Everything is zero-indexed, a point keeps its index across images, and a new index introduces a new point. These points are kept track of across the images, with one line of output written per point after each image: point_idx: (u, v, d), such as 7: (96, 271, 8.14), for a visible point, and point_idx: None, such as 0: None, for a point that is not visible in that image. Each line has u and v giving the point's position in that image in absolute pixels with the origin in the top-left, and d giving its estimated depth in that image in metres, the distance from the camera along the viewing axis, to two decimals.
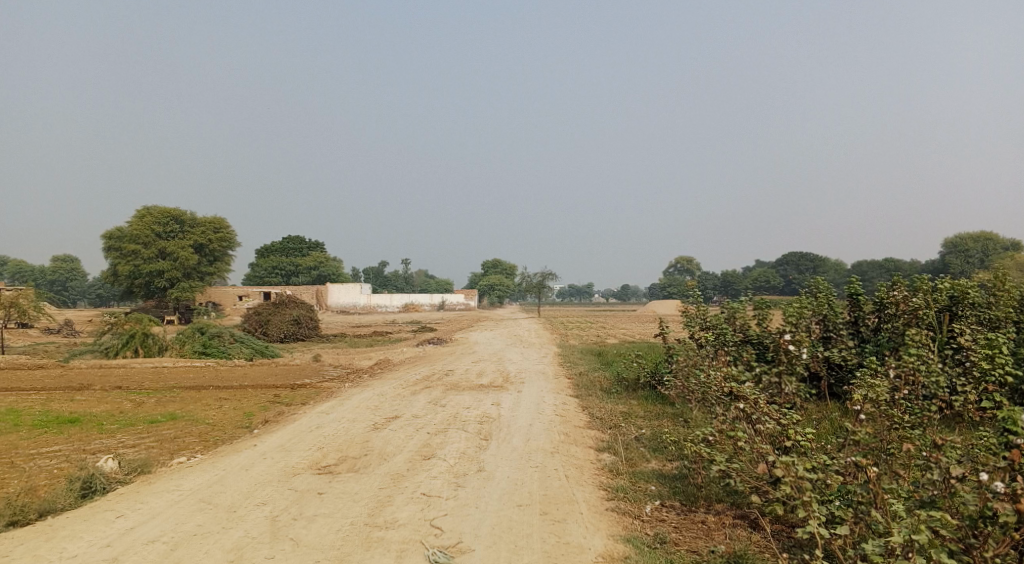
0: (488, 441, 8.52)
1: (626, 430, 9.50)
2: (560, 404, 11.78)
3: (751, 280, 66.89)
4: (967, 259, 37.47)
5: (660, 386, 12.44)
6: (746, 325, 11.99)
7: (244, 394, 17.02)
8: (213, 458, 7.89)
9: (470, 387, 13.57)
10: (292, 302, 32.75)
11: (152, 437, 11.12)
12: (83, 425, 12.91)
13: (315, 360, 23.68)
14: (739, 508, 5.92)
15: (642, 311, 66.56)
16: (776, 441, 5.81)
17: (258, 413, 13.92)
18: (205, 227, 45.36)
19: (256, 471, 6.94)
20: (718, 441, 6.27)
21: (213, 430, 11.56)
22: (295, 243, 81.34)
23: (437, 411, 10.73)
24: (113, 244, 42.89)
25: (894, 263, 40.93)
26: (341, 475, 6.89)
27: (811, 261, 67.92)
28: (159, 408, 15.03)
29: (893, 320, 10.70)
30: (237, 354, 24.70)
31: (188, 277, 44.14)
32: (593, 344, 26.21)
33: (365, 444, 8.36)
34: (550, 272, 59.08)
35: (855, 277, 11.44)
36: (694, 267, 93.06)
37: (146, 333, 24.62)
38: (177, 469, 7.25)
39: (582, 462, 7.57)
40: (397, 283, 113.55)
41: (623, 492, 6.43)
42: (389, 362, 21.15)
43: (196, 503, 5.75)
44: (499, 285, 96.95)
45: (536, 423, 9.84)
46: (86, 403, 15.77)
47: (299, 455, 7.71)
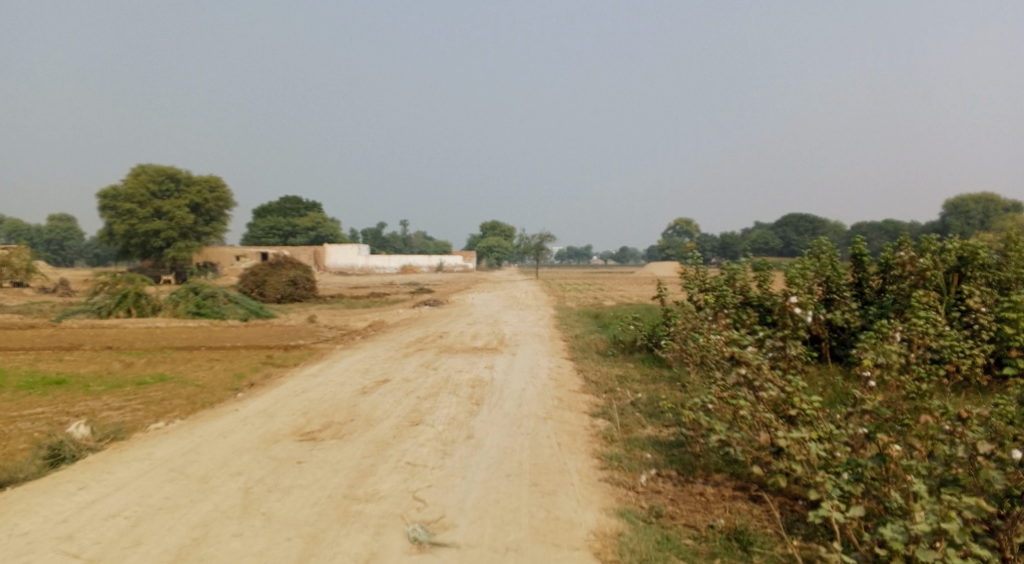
0: (479, 407, 8.25)
1: (622, 395, 9.22)
2: (556, 367, 11.49)
3: (749, 242, 66.32)
4: (967, 220, 36.84)
5: (657, 349, 12.15)
6: (746, 287, 11.62)
7: (237, 355, 16.77)
8: (192, 423, 7.60)
9: (464, 350, 13.31)
10: (289, 263, 32.24)
11: (138, 399, 10.86)
12: (71, 386, 12.68)
13: (310, 321, 23.41)
14: (740, 480, 5.65)
15: (642, 273, 66.21)
16: (779, 409, 5.50)
17: (249, 374, 13.68)
18: (201, 186, 44.47)
19: (234, 438, 6.64)
20: (717, 409, 5.97)
21: (202, 393, 11.30)
22: (293, 203, 80.59)
23: (428, 375, 10.46)
24: (106, 203, 42.22)
25: (895, 225, 40.41)
26: (323, 442, 6.58)
27: (812, 222, 67.27)
28: (149, 369, 14.80)
29: (899, 282, 10.28)
30: (231, 315, 24.42)
31: (184, 237, 43.59)
32: (590, 306, 25.96)
33: (351, 409, 8.07)
34: (548, 234, 58.50)
35: (860, 237, 11.02)
36: (692, 230, 92.42)
37: (139, 293, 24.26)
38: (153, 436, 6.95)
39: (575, 429, 7.28)
40: (396, 244, 112.88)
41: (618, 461, 6.14)
42: (383, 324, 20.90)
43: (166, 474, 5.46)
44: (497, 246, 96.43)
45: (530, 388, 9.55)
46: (76, 363, 15.53)
47: (281, 421, 7.41)
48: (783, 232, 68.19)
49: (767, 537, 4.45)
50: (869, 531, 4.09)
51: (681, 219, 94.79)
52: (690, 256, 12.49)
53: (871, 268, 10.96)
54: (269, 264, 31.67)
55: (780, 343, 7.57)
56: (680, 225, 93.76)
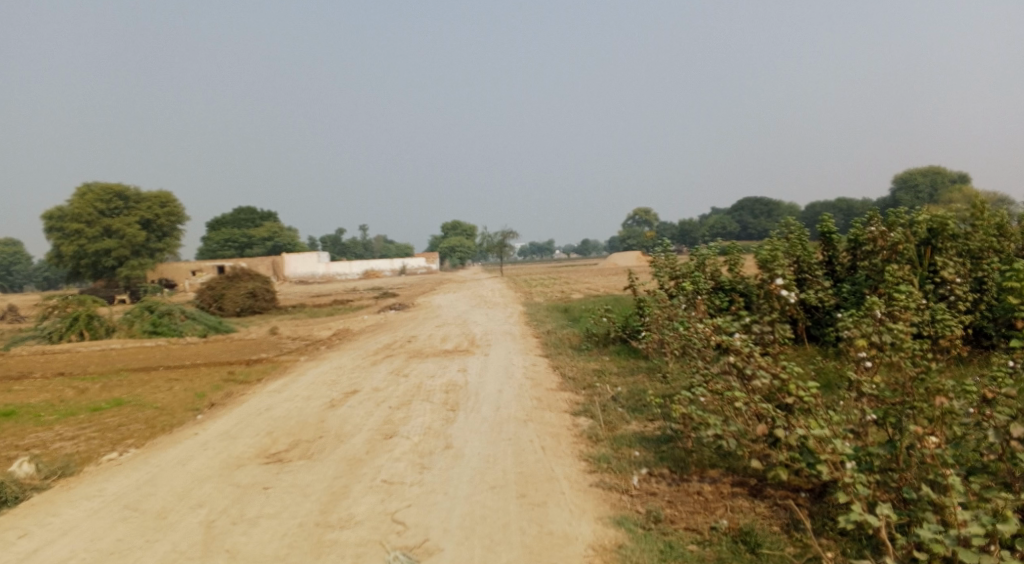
0: (456, 413, 7.85)
1: (602, 390, 8.93)
2: (531, 365, 11.14)
3: (709, 228, 67.19)
4: (915, 195, 37.79)
5: (633, 339, 11.94)
6: (717, 272, 11.51)
7: (197, 373, 15.96)
8: (147, 451, 7.01)
9: (435, 354, 12.86)
10: (247, 274, 31.16)
11: (92, 428, 10.13)
12: (17, 418, 11.82)
13: (273, 333, 22.60)
14: (737, 475, 5.41)
15: (606, 264, 66.58)
16: (774, 398, 5.28)
17: (212, 393, 12.99)
18: (151, 201, 42.79)
19: (194, 466, 6.11)
20: (710, 402, 5.71)
21: (161, 415, 10.63)
22: (249, 214, 78.53)
23: (399, 382, 10.01)
24: (52, 223, 40.28)
25: (848, 204, 41.37)
26: (291, 464, 6.10)
27: (766, 205, 68.71)
28: (103, 394, 13.94)
29: (871, 257, 10.24)
30: (190, 331, 23.42)
31: (137, 254, 41.87)
32: (558, 300, 25.74)
33: (319, 425, 7.58)
34: (511, 230, 58.19)
35: (828, 214, 10.95)
36: (652, 219, 93.63)
37: (90, 315, 23.04)
38: (104, 468, 6.36)
39: (558, 430, 6.96)
40: (357, 250, 111.03)
41: (606, 462, 5.83)
42: (349, 331, 20.27)
43: (118, 512, 4.92)
44: (461, 246, 95.77)
45: (507, 389, 9.19)
46: (22, 393, 14.54)
47: (244, 443, 6.89)
48: (739, 216, 69.34)
49: (775, 536, 4.20)
50: (897, 531, 3.91)
51: (642, 209, 95.67)
52: (658, 245, 12.30)
53: (840, 246, 10.94)
54: (227, 277, 30.55)
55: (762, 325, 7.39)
56: (640, 215, 94.91)
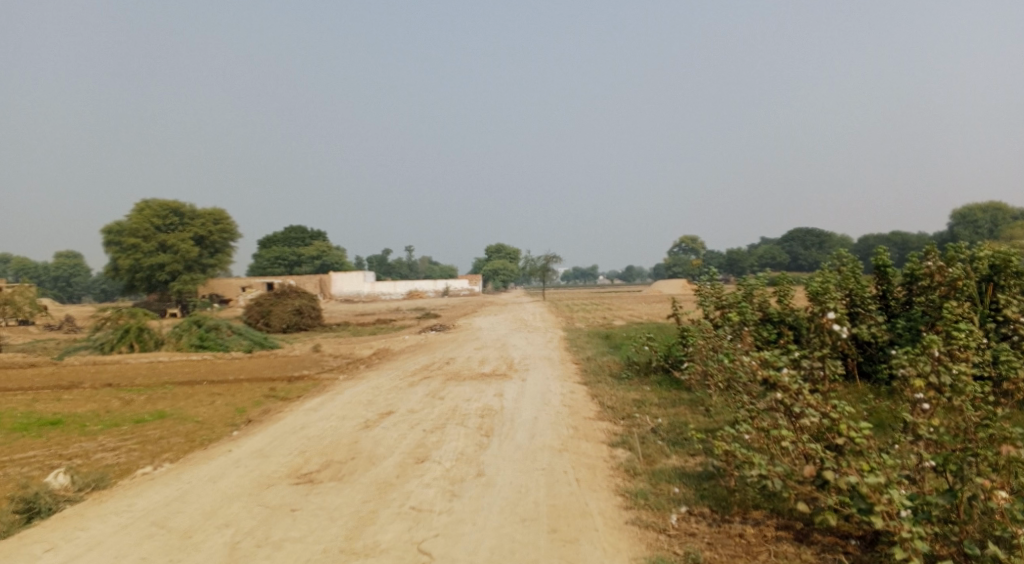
0: (490, 439, 7.70)
1: (642, 422, 8.63)
2: (568, 393, 10.88)
3: (756, 258, 65.61)
4: (976, 229, 36.08)
5: (676, 370, 11.59)
6: (765, 302, 11.13)
7: (239, 388, 16.25)
8: (182, 466, 7.07)
9: (472, 377, 12.75)
10: (294, 292, 31.86)
11: (134, 439, 10.34)
12: (64, 427, 12.19)
13: (315, 351, 22.92)
14: (782, 518, 5.05)
15: (649, 291, 65.68)
16: (824, 438, 4.95)
17: (251, 408, 13.16)
18: (205, 218, 44.37)
19: (226, 483, 6.12)
20: (756, 441, 5.38)
21: (200, 430, 10.79)
22: (299, 233, 80.69)
23: (435, 404, 9.92)
24: (112, 238, 42.15)
25: (902, 237, 39.84)
26: (321, 486, 6.05)
27: (817, 235, 66.81)
28: (148, 406, 14.29)
29: (927, 293, 9.73)
30: (235, 346, 23.96)
31: (190, 270, 43.35)
32: (599, 326, 25.39)
33: (353, 446, 7.53)
34: (553, 255, 58.03)
35: (883, 246, 10.45)
36: (697, 247, 92.24)
37: (141, 327, 23.83)
38: (137, 482, 6.44)
39: (594, 462, 6.72)
40: (401, 270, 112.59)
41: (644, 498, 5.57)
42: (388, 351, 20.38)
43: (145, 528, 4.93)
44: (503, 270, 96.06)
45: (542, 416, 8.99)
46: (72, 402, 15.04)
47: (277, 462, 6.89)
48: (788, 246, 67.57)
49: None
50: None
51: (687, 237, 94.37)
52: (704, 273, 11.98)
53: (895, 279, 10.42)
54: (274, 294, 31.27)
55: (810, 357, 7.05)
56: (685, 242, 93.62)
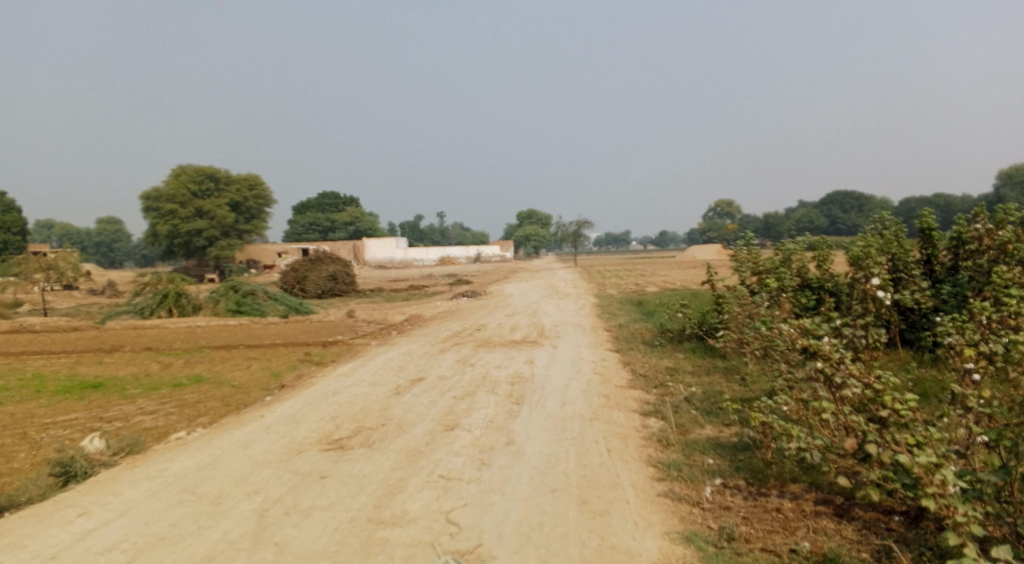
0: (520, 407, 7.63)
1: (675, 390, 8.44)
2: (600, 360, 10.74)
3: (794, 222, 63.88)
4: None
5: (710, 337, 11.33)
6: (803, 268, 10.72)
7: (275, 353, 16.57)
8: (215, 432, 7.22)
9: (502, 344, 12.71)
10: (328, 258, 32.23)
11: (172, 403, 10.65)
12: (106, 390, 12.63)
13: (348, 316, 23.20)
14: (821, 492, 4.78)
15: (682, 256, 64.78)
16: (866, 410, 4.63)
17: (285, 373, 13.40)
18: (240, 184, 44.95)
19: (257, 449, 6.22)
20: (794, 412, 5.09)
21: (235, 394, 11.04)
22: (332, 198, 81.35)
23: (465, 371, 9.90)
24: (150, 204, 43.06)
25: (948, 199, 38.22)
26: (351, 452, 6.07)
27: (858, 199, 64.76)
28: (186, 370, 14.69)
29: (975, 257, 9.22)
30: (271, 312, 24.42)
31: (226, 235, 44.14)
32: (632, 293, 25.05)
33: (382, 412, 7.55)
34: (585, 220, 57.38)
35: (928, 209, 9.89)
36: (733, 211, 90.28)
37: (179, 293, 24.42)
38: (170, 447, 6.62)
39: (625, 431, 6.58)
40: (433, 236, 113.00)
41: (677, 470, 5.42)
42: (420, 317, 20.48)
43: (176, 495, 5.09)
44: (535, 235, 95.70)
45: (573, 384, 8.87)
46: (114, 366, 15.55)
47: (308, 428, 6.95)
48: (827, 210, 65.54)
49: None
50: None
51: (722, 200, 92.36)
52: (740, 238, 11.59)
53: (941, 243, 9.87)
54: (309, 260, 31.66)
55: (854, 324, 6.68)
56: (720, 206, 91.72)
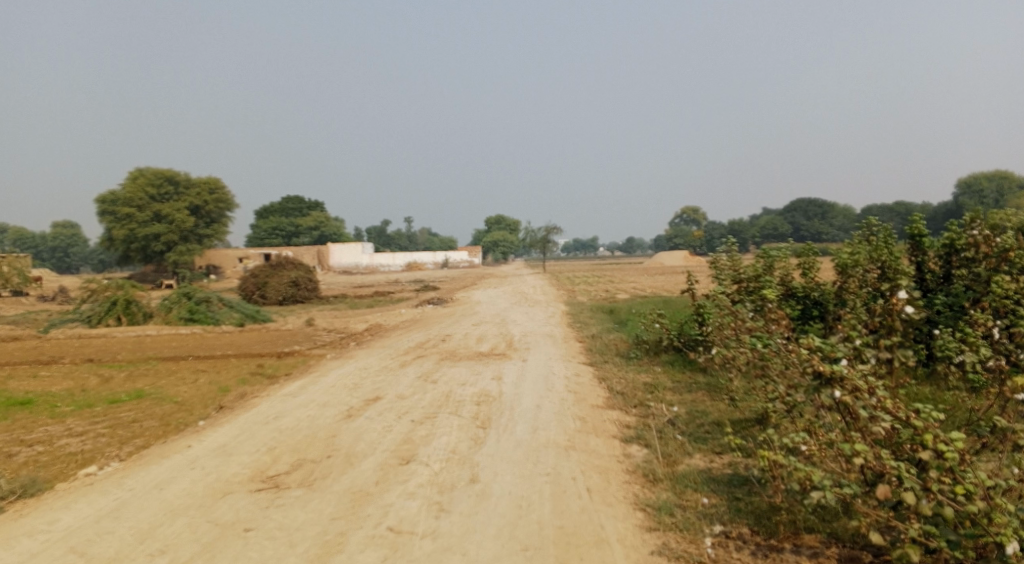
0: (486, 433, 6.78)
1: (657, 411, 7.67)
2: (573, 376, 9.91)
3: (759, 229, 64.60)
4: (980, 198, 34.70)
5: (691, 350, 10.66)
6: (788, 276, 10.17)
7: (226, 365, 15.39)
8: (132, 466, 6.17)
9: (469, 357, 11.83)
10: (291, 263, 30.89)
11: (105, 422, 9.50)
12: (33, 408, 11.35)
13: (308, 324, 22.03)
14: (844, 547, 4.06)
15: (651, 263, 64.71)
16: (900, 450, 3.90)
17: (234, 388, 12.30)
18: (200, 188, 43.11)
19: (174, 492, 5.22)
20: (810, 452, 4.33)
21: (176, 412, 9.94)
22: (296, 203, 79.22)
23: (426, 389, 8.99)
24: (106, 208, 41.01)
25: (908, 208, 38.70)
26: (287, 495, 5.13)
27: (820, 206, 65.73)
28: (127, 384, 13.45)
29: (971, 266, 8.70)
30: (227, 320, 23.08)
31: (185, 240, 42.27)
32: (602, 300, 24.39)
33: (329, 441, 6.60)
34: (554, 226, 56.66)
35: (917, 214, 9.26)
36: (699, 217, 91.37)
37: (129, 300, 22.89)
38: (74, 487, 5.57)
39: (606, 464, 5.78)
40: (401, 241, 111.40)
41: (670, 515, 4.63)
42: (382, 326, 19.44)
43: (59, 558, 4.10)
44: (503, 240, 95.01)
45: (545, 405, 8.06)
46: (48, 379, 14.20)
47: (239, 462, 5.96)
48: (791, 217, 66.26)
49: None
50: None
51: (689, 208, 93.20)
52: (721, 244, 10.99)
53: (931, 250, 9.29)
54: (271, 265, 30.21)
55: (858, 330, 6.02)
56: (687, 213, 92.65)
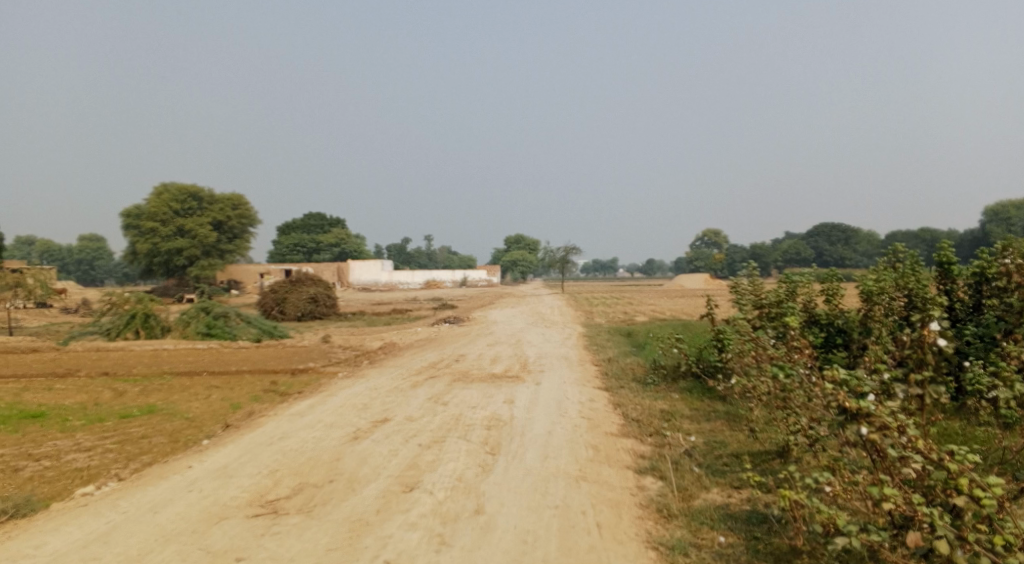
0: (494, 459, 6.56)
1: (674, 440, 7.38)
2: (587, 401, 9.65)
3: (780, 253, 63.80)
4: (1009, 226, 33.89)
5: (709, 376, 10.35)
6: (810, 302, 9.88)
7: (240, 381, 15.33)
8: (131, 486, 6.04)
9: (482, 378, 11.62)
10: (310, 279, 31.02)
11: (113, 437, 9.42)
12: (46, 421, 11.35)
13: (324, 341, 21.99)
14: None
15: (671, 286, 64.09)
16: (934, 494, 3.57)
17: (246, 405, 12.21)
18: (224, 204, 43.74)
19: (168, 516, 5.06)
20: (834, 492, 4.01)
21: (185, 428, 9.84)
22: (317, 220, 80.12)
23: (436, 411, 8.79)
24: (131, 222, 41.75)
25: (934, 235, 37.99)
26: (284, 522, 4.94)
27: (843, 231, 64.84)
28: (140, 398, 13.43)
29: (1003, 295, 8.35)
30: (244, 335, 23.15)
31: (207, 255, 42.80)
32: (620, 322, 24.07)
33: (333, 464, 6.42)
34: (572, 247, 56.47)
35: (945, 242, 8.92)
36: (720, 240, 90.74)
37: (148, 313, 23.07)
38: (69, 508, 5.44)
39: (618, 497, 5.52)
40: (420, 260, 111.90)
41: (684, 555, 4.36)
42: (396, 345, 19.31)
43: None
44: (522, 260, 95.00)
45: (558, 431, 7.81)
46: (64, 392, 14.25)
47: (239, 485, 5.80)
48: (814, 242, 65.38)
49: None
50: None
51: (709, 231, 92.62)
52: (741, 269, 10.74)
53: (960, 279, 8.95)
54: (290, 281, 30.37)
55: (885, 360, 5.72)
56: (708, 236, 91.94)
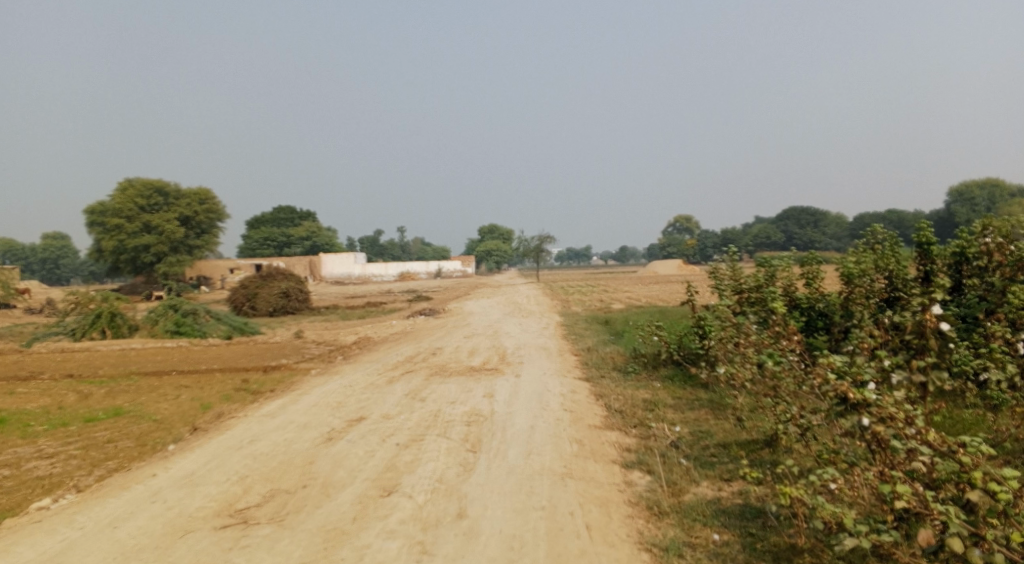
0: (476, 458, 6.30)
1: (659, 432, 7.20)
2: (569, 393, 9.43)
3: (752, 237, 64.46)
4: (972, 206, 34.61)
5: (691, 363, 10.20)
6: (791, 286, 9.77)
7: (211, 380, 14.80)
8: (90, 498, 5.65)
9: (460, 372, 11.33)
10: (281, 274, 30.29)
11: (76, 443, 8.94)
12: (4, 427, 10.76)
13: (297, 337, 21.45)
14: None
15: (645, 273, 64.36)
16: (942, 486, 3.41)
17: (217, 406, 11.74)
18: (191, 198, 42.54)
19: (128, 531, 4.71)
20: (838, 488, 3.84)
21: (153, 431, 9.39)
22: (288, 214, 78.66)
23: (414, 408, 8.48)
24: (95, 219, 40.39)
25: (901, 216, 38.62)
26: (254, 533, 4.62)
27: (813, 215, 65.77)
28: (106, 400, 12.87)
29: (982, 274, 8.34)
30: (214, 332, 22.48)
31: (175, 251, 41.65)
32: (597, 311, 23.93)
33: (306, 469, 6.10)
34: (547, 236, 56.28)
35: (924, 221, 8.74)
36: (693, 226, 91.55)
37: (114, 312, 22.23)
38: (20, 525, 5.03)
39: (606, 494, 5.30)
40: (394, 251, 110.88)
41: (679, 556, 4.16)
42: (371, 339, 18.88)
43: None
44: (497, 250, 94.67)
45: (540, 425, 7.59)
46: (24, 396, 13.60)
47: (205, 494, 5.45)
48: (784, 225, 66.20)
49: None
50: None
51: (682, 217, 93.35)
52: (720, 253, 10.61)
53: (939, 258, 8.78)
54: (261, 276, 29.62)
55: (876, 345, 5.57)
56: (680, 222, 92.59)
